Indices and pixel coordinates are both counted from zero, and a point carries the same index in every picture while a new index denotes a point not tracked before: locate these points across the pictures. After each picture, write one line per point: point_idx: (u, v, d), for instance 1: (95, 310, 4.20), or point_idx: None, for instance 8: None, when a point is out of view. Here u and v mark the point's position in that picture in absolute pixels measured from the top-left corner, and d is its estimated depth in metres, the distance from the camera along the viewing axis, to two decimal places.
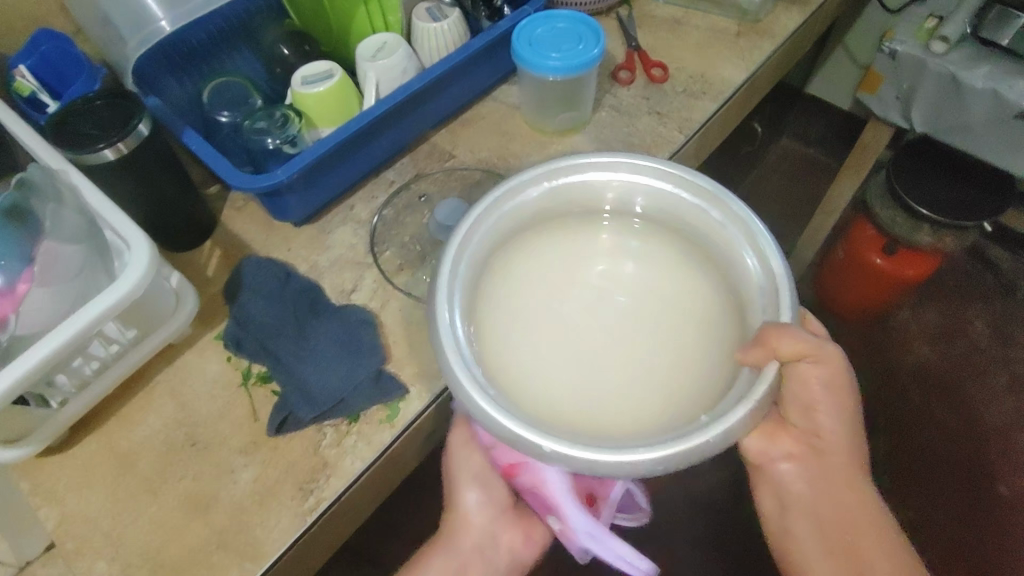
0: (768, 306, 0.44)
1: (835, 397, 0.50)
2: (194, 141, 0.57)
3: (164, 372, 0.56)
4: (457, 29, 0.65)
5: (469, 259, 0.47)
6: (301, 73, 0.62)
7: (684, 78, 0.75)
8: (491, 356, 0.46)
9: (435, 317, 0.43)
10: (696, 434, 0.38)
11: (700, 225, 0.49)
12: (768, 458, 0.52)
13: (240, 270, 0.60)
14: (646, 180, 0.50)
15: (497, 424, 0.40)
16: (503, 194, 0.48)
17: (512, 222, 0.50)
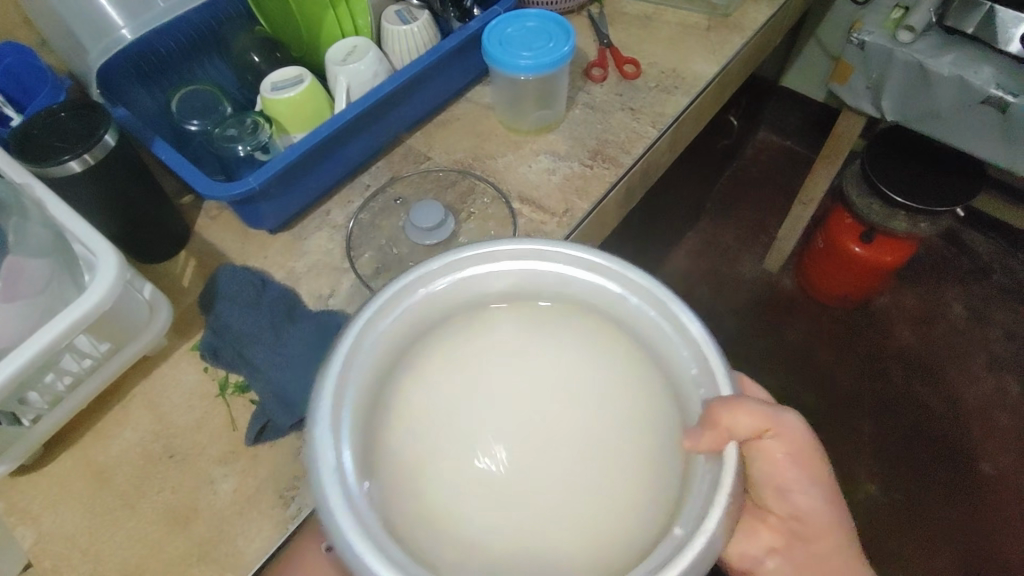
0: (703, 377, 0.38)
1: (803, 471, 0.46)
2: (163, 151, 0.57)
3: (140, 385, 0.56)
4: (427, 30, 0.65)
5: (347, 398, 0.37)
6: (270, 79, 0.62)
7: (656, 74, 0.75)
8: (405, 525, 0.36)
9: (313, 467, 0.34)
10: (674, 561, 0.31)
11: (606, 305, 0.42)
12: (752, 558, 0.49)
13: (215, 280, 0.59)
14: (537, 266, 0.42)
15: None
16: (372, 316, 0.39)
17: (389, 348, 0.40)
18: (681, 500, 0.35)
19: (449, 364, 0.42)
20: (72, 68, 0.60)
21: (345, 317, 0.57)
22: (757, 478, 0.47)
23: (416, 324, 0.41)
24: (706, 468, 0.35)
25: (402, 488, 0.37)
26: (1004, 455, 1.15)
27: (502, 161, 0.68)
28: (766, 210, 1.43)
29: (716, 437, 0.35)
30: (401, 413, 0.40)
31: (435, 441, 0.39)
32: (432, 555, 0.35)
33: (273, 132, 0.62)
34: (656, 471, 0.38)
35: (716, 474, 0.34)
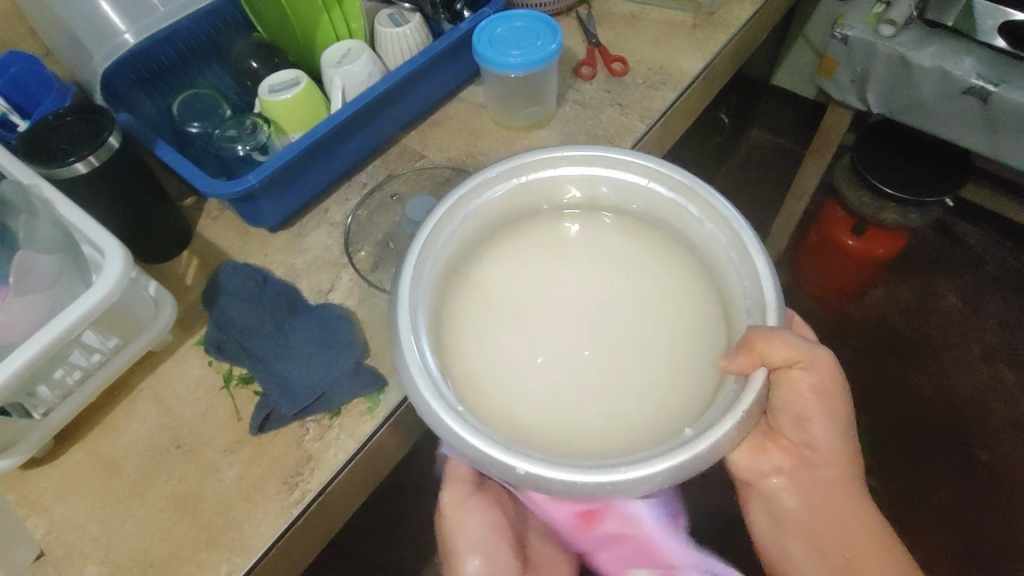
0: (755, 307, 0.45)
1: (825, 405, 0.49)
2: (167, 153, 0.59)
3: (147, 379, 0.57)
4: (418, 33, 0.67)
5: (433, 263, 0.48)
6: (268, 82, 0.63)
7: (644, 71, 0.77)
8: (460, 366, 0.47)
9: (396, 326, 0.44)
10: (682, 449, 0.38)
11: (677, 221, 0.51)
12: (758, 473, 0.53)
13: (218, 276, 0.61)
14: (616, 172, 0.51)
15: (465, 444, 0.40)
16: (470, 191, 0.49)
17: (474, 224, 0.51)
18: (708, 407, 0.44)
19: (516, 254, 0.53)
20: (76, 75, 0.62)
21: (344, 309, 0.59)
22: (777, 406, 0.50)
23: (502, 211, 0.52)
24: (737, 386, 0.42)
25: (466, 341, 0.49)
26: (1004, 442, 1.16)
27: (496, 157, 0.70)
28: (760, 206, 1.45)
29: (755, 355, 0.42)
30: (474, 287, 0.51)
31: (500, 313, 0.50)
32: (480, 405, 0.45)
33: (271, 133, 0.63)
34: (686, 356, 0.48)
35: (741, 390, 0.41)
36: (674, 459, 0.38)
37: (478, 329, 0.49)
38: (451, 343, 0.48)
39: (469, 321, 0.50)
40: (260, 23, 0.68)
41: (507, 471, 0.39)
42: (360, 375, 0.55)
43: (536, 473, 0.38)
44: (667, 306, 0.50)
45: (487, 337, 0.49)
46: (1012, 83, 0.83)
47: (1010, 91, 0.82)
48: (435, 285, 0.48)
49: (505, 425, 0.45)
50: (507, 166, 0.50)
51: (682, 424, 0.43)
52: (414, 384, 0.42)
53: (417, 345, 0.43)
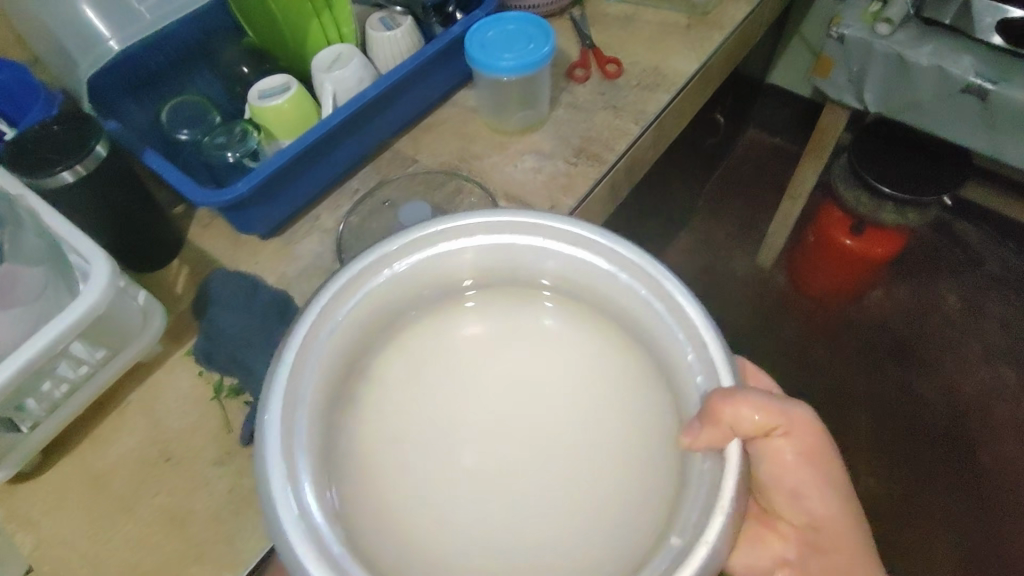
0: (702, 366, 0.41)
1: (814, 469, 0.50)
2: (155, 161, 0.58)
3: (136, 391, 0.56)
4: (409, 36, 0.67)
5: (310, 383, 0.40)
6: (256, 87, 0.63)
7: (638, 73, 0.76)
8: (370, 503, 0.40)
9: (269, 493, 0.36)
10: (680, 569, 0.34)
11: (597, 283, 0.46)
12: (763, 567, 0.53)
13: (207, 286, 0.61)
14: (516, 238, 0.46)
15: None
16: (332, 298, 0.42)
17: (349, 333, 0.43)
18: (679, 500, 0.39)
19: (413, 346, 0.46)
20: (64, 83, 0.61)
21: None
22: (767, 481, 0.52)
23: (393, 302, 0.45)
24: (712, 468, 0.38)
25: (368, 465, 0.42)
26: (1007, 443, 1.15)
27: (489, 161, 0.69)
28: (758, 206, 1.45)
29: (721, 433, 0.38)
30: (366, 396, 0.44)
31: (400, 417, 0.44)
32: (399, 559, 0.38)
33: (262, 139, 0.62)
34: (632, 451, 0.43)
35: (718, 475, 0.37)
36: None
37: (382, 444, 0.43)
38: (351, 478, 0.41)
39: (372, 433, 0.43)
40: (250, 28, 0.68)
41: None
42: None
43: None
44: (606, 397, 0.45)
45: (395, 457, 0.43)
46: (1010, 81, 0.82)
47: (1010, 89, 0.82)
48: (319, 410, 0.41)
49: None
50: (376, 255, 0.44)
51: (659, 524, 0.39)
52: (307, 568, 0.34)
53: (305, 512, 0.36)
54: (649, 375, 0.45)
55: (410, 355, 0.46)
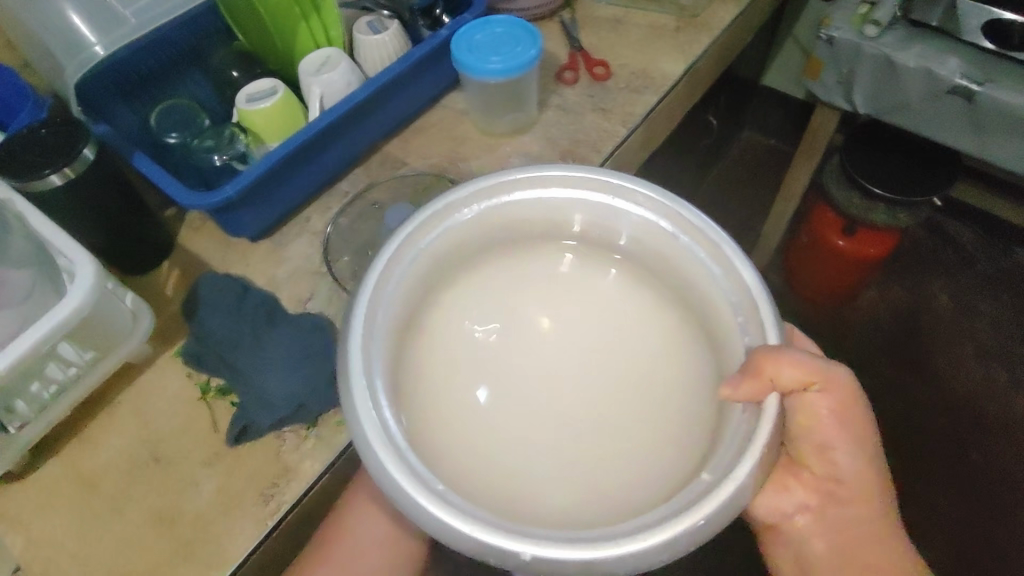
0: (750, 325, 0.43)
1: (846, 431, 0.52)
2: (145, 164, 0.58)
3: (126, 392, 0.57)
4: (397, 40, 0.67)
5: (389, 306, 0.44)
6: (245, 91, 0.63)
7: (626, 75, 0.77)
8: (431, 438, 0.43)
9: (352, 399, 0.39)
10: (699, 506, 0.36)
11: (654, 239, 0.48)
12: (783, 513, 0.55)
13: (196, 287, 0.61)
14: (582, 191, 0.48)
15: (454, 531, 0.35)
16: (418, 227, 0.46)
17: (426, 267, 0.47)
18: (717, 438, 0.41)
19: (474, 296, 0.50)
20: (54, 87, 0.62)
21: (321, 317, 0.59)
22: (798, 437, 0.53)
23: (461, 245, 0.49)
24: (748, 414, 0.40)
25: (433, 403, 0.45)
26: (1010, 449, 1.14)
27: (478, 164, 0.70)
28: (752, 207, 1.45)
29: (756, 380, 0.40)
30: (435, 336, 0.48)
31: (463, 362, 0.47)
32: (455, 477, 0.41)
33: (249, 142, 0.63)
34: (679, 399, 0.46)
35: (756, 420, 0.39)
36: (695, 518, 0.35)
37: (443, 379, 0.46)
38: (419, 406, 0.44)
39: (435, 367, 0.47)
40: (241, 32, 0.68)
41: (508, 556, 0.35)
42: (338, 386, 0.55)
43: (543, 556, 0.34)
44: (653, 345, 0.49)
45: (450, 397, 0.46)
46: (997, 83, 0.83)
47: (997, 90, 0.82)
48: (392, 339, 0.44)
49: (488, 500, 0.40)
50: (462, 192, 0.47)
51: (692, 469, 0.40)
52: (379, 461, 0.37)
53: (379, 413, 0.39)
54: (696, 334, 0.48)
55: (472, 303, 0.49)
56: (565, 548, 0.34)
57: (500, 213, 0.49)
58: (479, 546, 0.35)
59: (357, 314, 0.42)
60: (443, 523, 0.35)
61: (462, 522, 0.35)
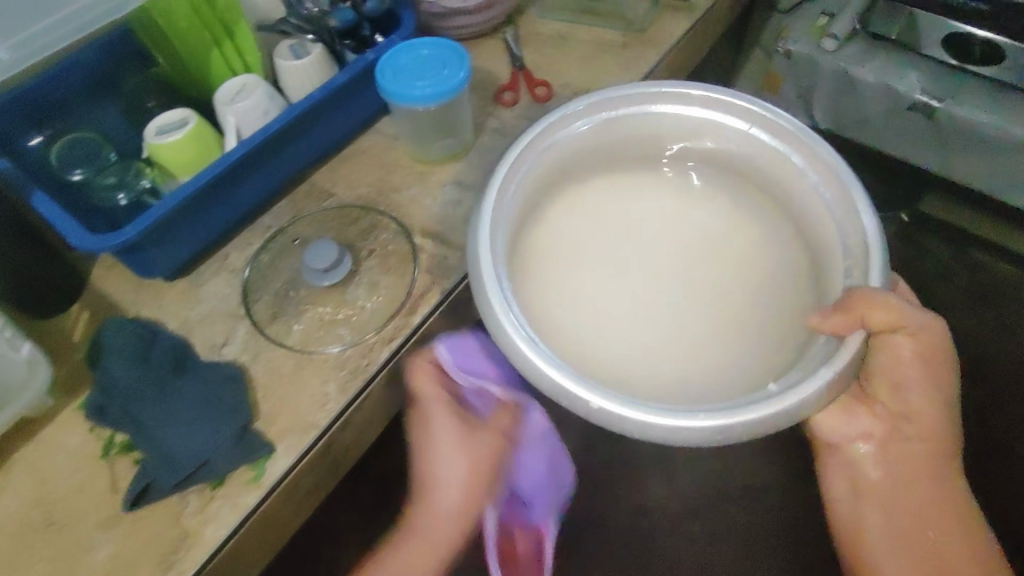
0: (855, 269, 0.52)
1: (927, 371, 0.56)
2: (43, 201, 0.54)
3: (23, 448, 0.53)
4: (321, 63, 0.63)
5: (513, 199, 0.56)
6: (153, 124, 0.59)
7: (568, 95, 0.74)
8: (542, 316, 0.55)
9: (479, 281, 0.50)
10: (780, 398, 0.46)
11: (779, 172, 0.59)
12: (847, 439, 0.59)
13: (100, 333, 0.57)
14: (724, 120, 0.60)
15: (542, 374, 0.47)
16: (548, 128, 0.58)
17: (554, 158, 0.59)
18: (796, 362, 0.52)
19: (603, 199, 0.63)
20: None
21: (235, 367, 0.55)
22: (872, 369, 0.57)
23: (560, 164, 0.61)
24: (831, 346, 0.50)
25: (544, 297, 0.57)
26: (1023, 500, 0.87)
27: (408, 193, 0.67)
28: None
29: (851, 312, 0.49)
30: (553, 230, 0.60)
31: (595, 265, 0.59)
32: (559, 345, 0.54)
33: (157, 176, 0.59)
34: (774, 313, 0.56)
35: (835, 350, 0.49)
36: (768, 409, 0.46)
37: (570, 272, 0.59)
38: (529, 283, 0.57)
39: (554, 262, 0.59)
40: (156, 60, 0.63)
41: (596, 409, 0.46)
42: (245, 442, 0.51)
43: (625, 413, 0.45)
44: (766, 269, 0.59)
45: (579, 292, 0.58)
46: (956, 99, 0.80)
47: (956, 107, 0.80)
48: (512, 228, 0.57)
49: (595, 364, 0.53)
50: (580, 106, 0.59)
51: (765, 378, 0.52)
52: (498, 321, 0.49)
53: (498, 288, 0.50)
54: (798, 254, 0.59)
55: (596, 203, 0.62)
56: (670, 418, 0.45)
57: (612, 125, 0.61)
58: (568, 391, 0.47)
59: (484, 208, 0.54)
60: (577, 395, 0.46)
61: (551, 370, 0.47)
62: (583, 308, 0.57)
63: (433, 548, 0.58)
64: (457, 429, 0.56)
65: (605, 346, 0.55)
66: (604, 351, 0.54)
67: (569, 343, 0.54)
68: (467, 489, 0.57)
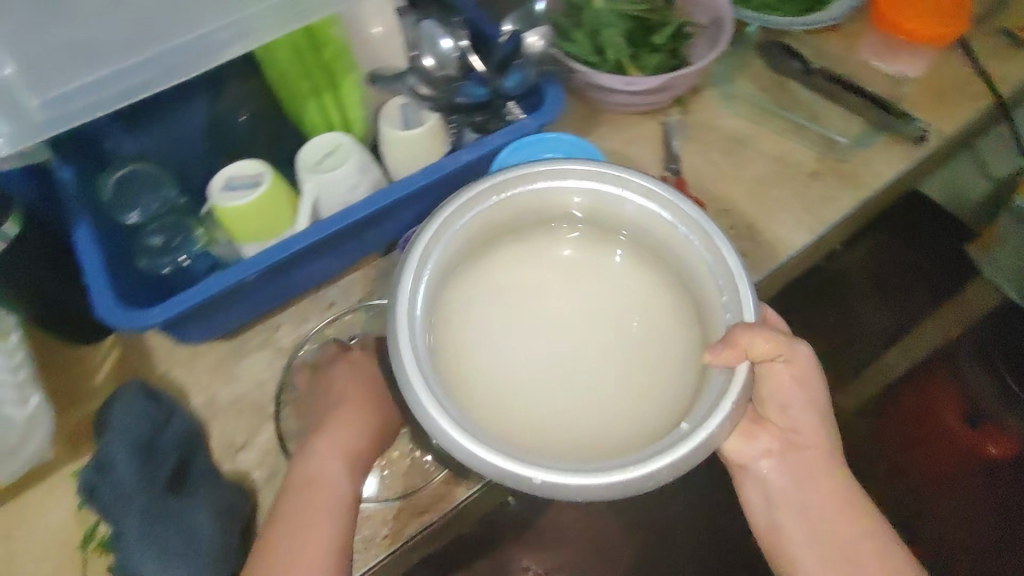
0: (731, 304, 0.41)
1: (807, 391, 0.45)
2: (85, 242, 0.47)
3: (10, 506, 0.48)
4: (435, 136, 0.52)
5: (441, 254, 0.42)
6: (223, 177, 0.51)
7: (727, 226, 0.58)
8: (454, 363, 0.41)
9: (394, 333, 0.38)
10: (678, 445, 0.36)
11: (656, 233, 0.44)
12: (746, 457, 0.47)
13: (114, 398, 0.50)
14: (604, 187, 0.44)
15: (465, 451, 0.36)
16: (460, 206, 0.42)
17: (480, 230, 0.44)
18: (693, 403, 0.39)
19: (518, 256, 0.45)
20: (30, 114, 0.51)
21: (239, 487, 0.48)
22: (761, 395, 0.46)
23: (503, 222, 0.45)
24: (721, 384, 0.38)
25: (461, 343, 0.42)
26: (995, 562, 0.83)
27: None
28: None
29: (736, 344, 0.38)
30: (480, 281, 0.44)
31: (510, 309, 0.44)
32: (477, 404, 0.40)
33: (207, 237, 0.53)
34: (669, 371, 0.42)
35: (727, 385, 0.38)
36: (672, 456, 0.36)
37: (483, 317, 0.43)
38: (445, 335, 0.42)
39: (472, 309, 0.43)
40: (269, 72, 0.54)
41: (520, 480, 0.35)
42: None
43: (549, 481, 0.35)
44: (660, 320, 0.44)
45: (487, 334, 0.43)
46: None
47: None
48: (431, 298, 0.41)
49: (501, 429, 0.39)
50: (510, 174, 0.44)
51: (674, 419, 0.39)
52: (413, 393, 0.37)
53: (418, 354, 0.38)
54: (684, 320, 0.43)
55: (508, 264, 0.45)
56: (574, 476, 0.35)
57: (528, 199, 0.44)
58: (481, 466, 0.35)
59: (403, 284, 0.40)
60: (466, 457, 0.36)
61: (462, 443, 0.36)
62: (494, 365, 0.42)
63: (326, 488, 0.44)
64: (367, 372, 0.50)
65: (505, 407, 0.40)
66: (512, 420, 0.40)
67: (473, 397, 0.40)
68: (370, 435, 0.47)
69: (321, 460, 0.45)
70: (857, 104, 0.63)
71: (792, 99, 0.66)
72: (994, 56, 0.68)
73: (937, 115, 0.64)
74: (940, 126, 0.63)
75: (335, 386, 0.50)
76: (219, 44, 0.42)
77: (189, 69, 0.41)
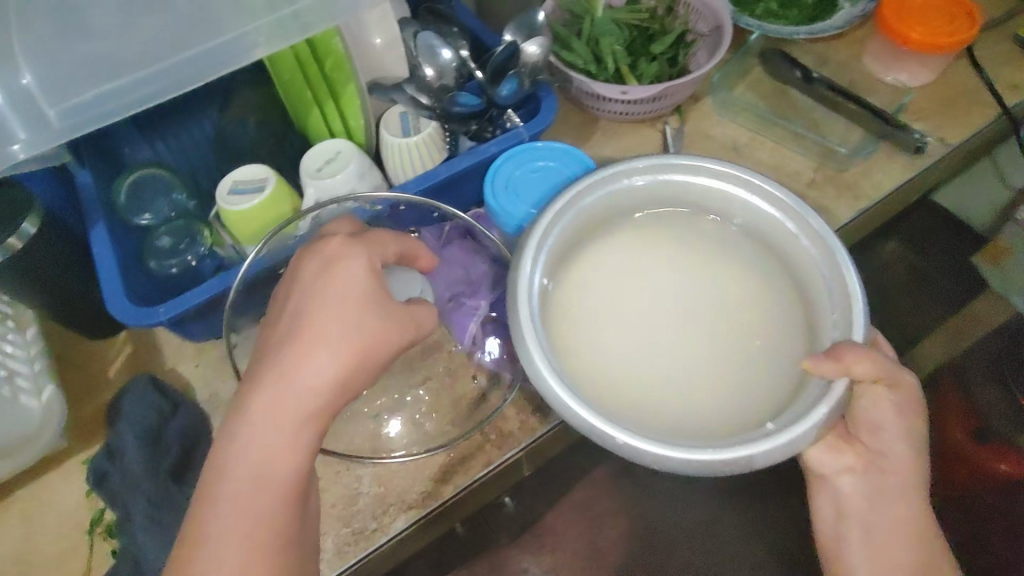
0: (841, 322, 0.45)
1: (903, 419, 0.47)
2: (99, 245, 0.49)
3: (27, 490, 0.51)
4: (433, 142, 0.53)
5: (567, 223, 0.49)
6: (232, 178, 0.53)
7: None
8: (568, 330, 0.47)
9: (515, 275, 0.45)
10: (764, 440, 0.40)
11: (774, 237, 0.50)
12: (826, 470, 0.49)
13: (125, 391, 0.52)
14: (728, 186, 0.51)
15: (558, 400, 0.41)
16: (593, 184, 0.49)
17: (603, 209, 0.51)
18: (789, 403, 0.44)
19: (635, 242, 0.52)
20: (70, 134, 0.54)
21: None
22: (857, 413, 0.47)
23: (627, 207, 0.52)
24: (818, 391, 0.42)
25: (576, 310, 0.48)
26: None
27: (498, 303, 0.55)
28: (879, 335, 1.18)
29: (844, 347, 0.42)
30: (598, 259, 0.51)
31: (626, 290, 0.50)
32: (583, 367, 0.46)
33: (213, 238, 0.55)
34: (766, 369, 0.47)
35: (823, 395, 0.41)
36: (756, 446, 0.39)
37: (596, 291, 0.49)
38: (558, 304, 0.48)
39: (585, 282, 0.50)
40: (276, 77, 0.55)
41: (604, 438, 0.40)
42: None
43: (633, 445, 0.39)
44: (757, 322, 0.49)
45: (600, 309, 0.49)
46: None
47: None
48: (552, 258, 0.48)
49: (601, 392, 0.45)
50: (641, 163, 0.51)
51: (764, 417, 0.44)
52: (524, 339, 0.43)
53: (530, 299, 0.45)
54: (784, 330, 0.49)
55: (625, 248, 0.51)
56: (658, 446, 0.39)
57: (656, 189, 0.51)
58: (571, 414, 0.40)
59: (528, 239, 0.46)
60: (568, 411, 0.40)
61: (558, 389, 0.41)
62: (604, 335, 0.48)
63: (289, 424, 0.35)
64: (357, 271, 0.38)
65: (609, 371, 0.46)
66: (610, 381, 0.46)
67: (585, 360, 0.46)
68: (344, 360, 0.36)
69: (266, 420, 0.35)
70: (857, 113, 0.63)
71: (793, 107, 0.66)
72: (1005, 65, 0.67)
73: (942, 124, 0.63)
74: (944, 137, 0.63)
75: (320, 284, 0.38)
76: (223, 57, 0.44)
77: (204, 75, 0.44)
